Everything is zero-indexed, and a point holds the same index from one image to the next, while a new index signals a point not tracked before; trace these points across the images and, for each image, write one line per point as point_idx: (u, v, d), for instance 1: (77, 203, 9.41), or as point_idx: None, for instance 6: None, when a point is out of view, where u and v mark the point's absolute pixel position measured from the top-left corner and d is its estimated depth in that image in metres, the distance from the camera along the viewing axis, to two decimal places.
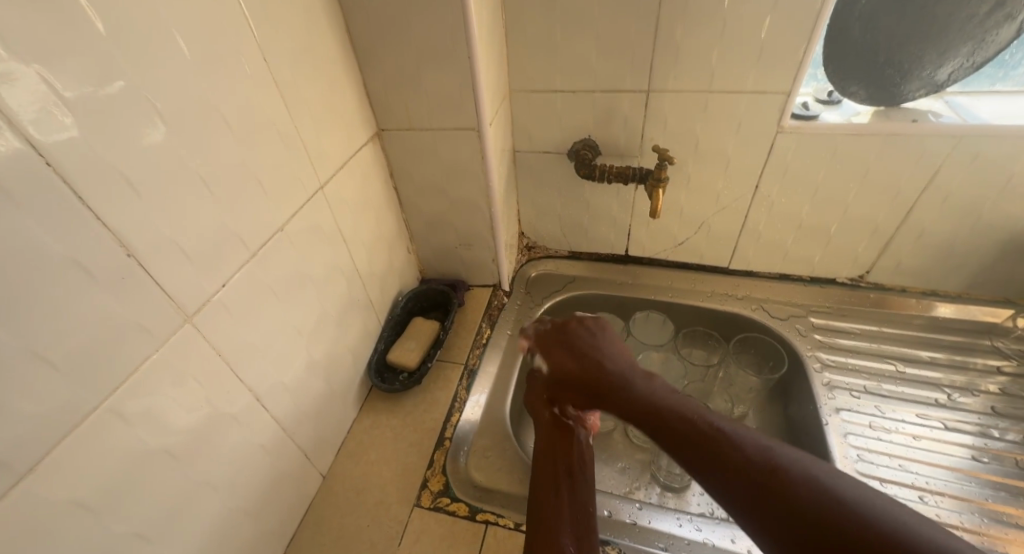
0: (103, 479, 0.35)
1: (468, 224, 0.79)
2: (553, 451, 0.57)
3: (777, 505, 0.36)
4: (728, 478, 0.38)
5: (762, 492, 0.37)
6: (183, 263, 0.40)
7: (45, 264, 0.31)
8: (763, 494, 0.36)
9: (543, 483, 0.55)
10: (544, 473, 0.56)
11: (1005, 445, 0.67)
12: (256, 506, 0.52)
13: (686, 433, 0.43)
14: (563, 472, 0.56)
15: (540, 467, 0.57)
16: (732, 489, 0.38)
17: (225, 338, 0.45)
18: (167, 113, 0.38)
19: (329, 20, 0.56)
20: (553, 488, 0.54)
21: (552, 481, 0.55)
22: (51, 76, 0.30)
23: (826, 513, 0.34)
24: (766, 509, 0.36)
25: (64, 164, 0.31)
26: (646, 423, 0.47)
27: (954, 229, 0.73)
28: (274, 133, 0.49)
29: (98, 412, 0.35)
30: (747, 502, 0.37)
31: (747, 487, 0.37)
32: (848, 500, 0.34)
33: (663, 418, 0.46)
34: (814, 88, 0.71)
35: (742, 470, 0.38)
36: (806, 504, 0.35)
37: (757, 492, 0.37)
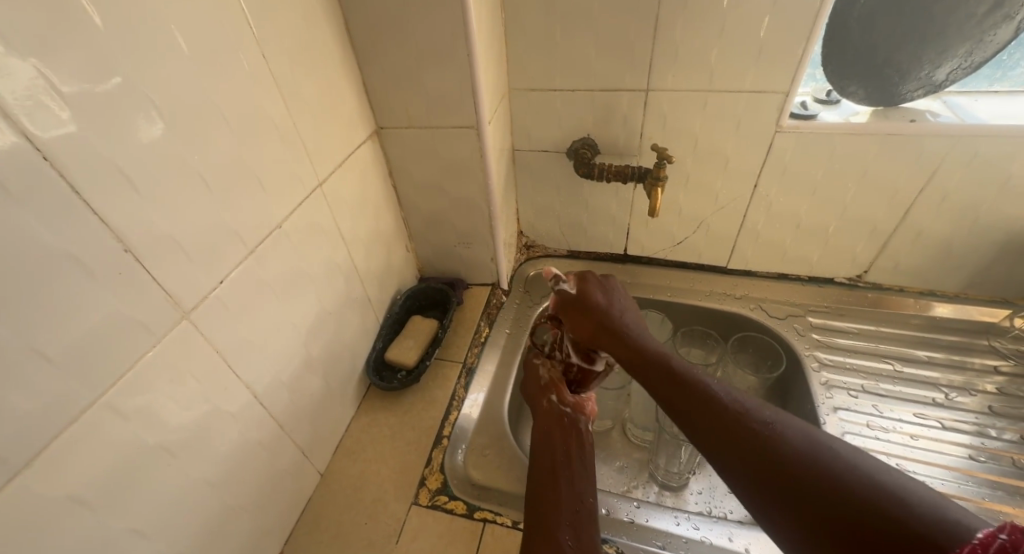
0: (99, 475, 0.35)
1: (467, 223, 0.79)
2: (550, 436, 0.60)
3: (773, 465, 0.40)
4: (725, 428, 0.43)
5: (756, 442, 0.41)
6: (181, 258, 0.40)
7: (40, 259, 0.31)
8: (756, 442, 0.41)
9: (540, 470, 0.56)
10: (541, 461, 0.57)
11: (1002, 444, 0.67)
12: (254, 503, 0.52)
13: (689, 388, 0.48)
14: (559, 460, 0.57)
15: (538, 455, 0.58)
16: (725, 439, 0.43)
17: (224, 335, 0.45)
18: (165, 108, 0.38)
19: (329, 18, 0.56)
20: (550, 474, 0.56)
21: (549, 471, 0.56)
22: (48, 70, 0.30)
23: (814, 461, 0.39)
24: (758, 456, 0.41)
25: (62, 160, 0.31)
26: (647, 374, 0.52)
27: (952, 229, 0.73)
28: (273, 130, 0.49)
29: (95, 408, 0.35)
30: (739, 452, 0.42)
31: (741, 436, 0.42)
32: (840, 461, 0.38)
33: (666, 372, 0.51)
34: (812, 88, 0.72)
35: (740, 423, 0.43)
36: (796, 454, 0.39)
37: (751, 441, 0.42)
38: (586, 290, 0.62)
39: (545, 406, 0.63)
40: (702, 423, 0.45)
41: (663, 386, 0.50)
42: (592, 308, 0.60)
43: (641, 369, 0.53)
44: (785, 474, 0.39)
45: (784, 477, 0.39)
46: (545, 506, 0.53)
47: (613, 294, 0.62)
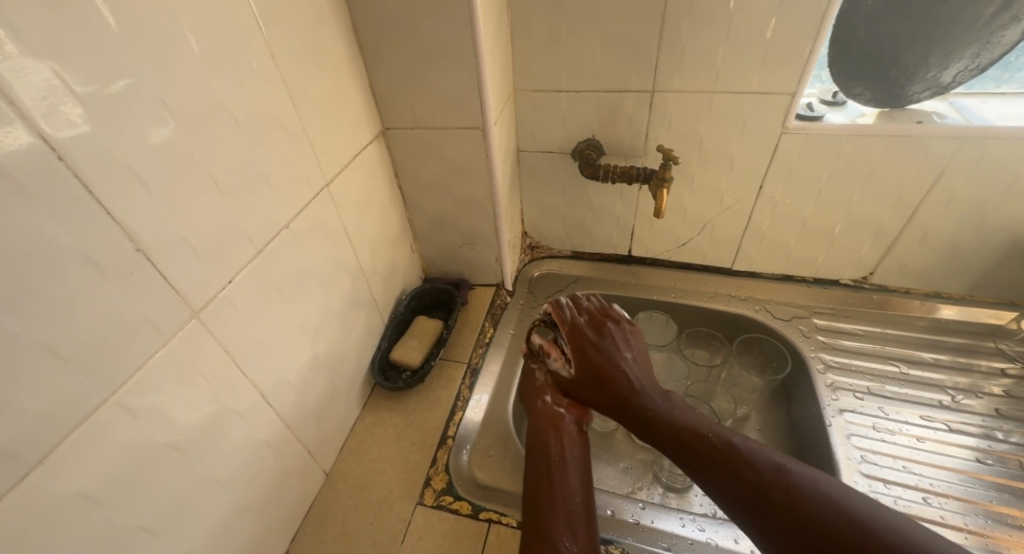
0: (109, 473, 0.36)
1: (472, 224, 0.79)
2: (542, 436, 0.60)
3: (790, 514, 0.43)
4: (746, 495, 0.45)
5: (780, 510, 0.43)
6: (192, 258, 0.40)
7: (54, 257, 0.31)
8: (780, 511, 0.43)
9: (536, 470, 0.56)
10: (536, 461, 0.57)
11: (1009, 447, 0.67)
12: (261, 502, 0.52)
13: (705, 455, 0.49)
14: (551, 461, 0.57)
15: (532, 455, 0.58)
16: (752, 508, 0.45)
17: (232, 334, 0.45)
18: (176, 108, 0.38)
19: (336, 19, 0.57)
20: (545, 474, 0.56)
21: (544, 471, 0.56)
22: (63, 71, 0.31)
23: (836, 525, 0.41)
24: (782, 524, 0.43)
25: (76, 159, 0.32)
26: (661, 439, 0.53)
27: (958, 230, 0.73)
28: (281, 131, 0.49)
29: (106, 406, 0.35)
30: (765, 518, 0.44)
31: (763, 503, 0.44)
32: (852, 510, 0.42)
33: (679, 436, 0.52)
34: (818, 89, 0.72)
35: (760, 488, 0.45)
36: (818, 518, 0.42)
37: (775, 510, 0.43)
38: (584, 355, 0.61)
39: (538, 408, 0.63)
40: (727, 491, 0.47)
41: (680, 452, 0.51)
42: (596, 374, 0.60)
43: (654, 435, 0.54)
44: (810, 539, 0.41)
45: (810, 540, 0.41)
46: (541, 505, 0.53)
47: (611, 349, 0.61)
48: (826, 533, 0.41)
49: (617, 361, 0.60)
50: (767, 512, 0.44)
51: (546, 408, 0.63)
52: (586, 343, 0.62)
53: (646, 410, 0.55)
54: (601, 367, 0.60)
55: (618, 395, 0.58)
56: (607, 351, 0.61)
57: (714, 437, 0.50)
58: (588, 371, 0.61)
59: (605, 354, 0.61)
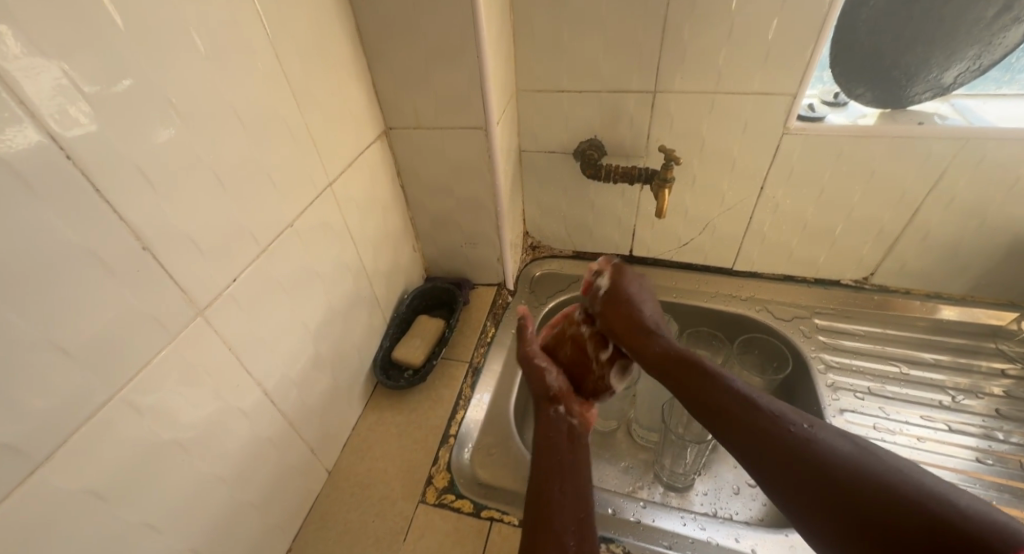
0: (114, 470, 0.36)
1: (474, 223, 0.79)
2: (557, 443, 0.56)
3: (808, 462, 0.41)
4: (755, 438, 0.44)
5: (794, 454, 0.42)
6: (196, 256, 0.40)
7: (64, 258, 0.32)
8: (794, 458, 0.41)
9: (547, 469, 0.52)
10: (547, 463, 0.53)
11: (1010, 447, 0.67)
12: (264, 499, 0.52)
13: (719, 401, 0.48)
14: (565, 464, 0.53)
15: (543, 453, 0.55)
16: (765, 458, 0.43)
17: (237, 332, 0.45)
18: (181, 108, 0.38)
19: (340, 19, 0.57)
20: (557, 472, 0.52)
21: (554, 471, 0.52)
22: (72, 71, 0.31)
23: (853, 470, 0.39)
24: (794, 467, 0.41)
25: (84, 158, 0.32)
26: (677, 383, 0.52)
27: (958, 231, 0.73)
28: (286, 130, 0.49)
29: (112, 403, 0.35)
30: (776, 464, 0.42)
31: (777, 450, 0.42)
32: (875, 459, 0.39)
33: (698, 382, 0.50)
34: (819, 90, 0.71)
35: (774, 435, 0.43)
36: (834, 464, 0.40)
37: (785, 454, 0.42)
38: (618, 294, 0.64)
39: (548, 414, 0.60)
40: (735, 437, 0.45)
41: (695, 397, 0.50)
42: (627, 316, 0.61)
43: (670, 381, 0.53)
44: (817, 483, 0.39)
45: (818, 483, 0.39)
46: (547, 504, 0.49)
47: (642, 304, 0.63)
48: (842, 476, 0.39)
49: (646, 316, 0.62)
50: (775, 457, 0.42)
51: (559, 419, 0.59)
52: (622, 293, 0.64)
53: (664, 354, 0.56)
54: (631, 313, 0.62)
55: (643, 337, 0.58)
56: (639, 303, 0.63)
57: (732, 386, 0.49)
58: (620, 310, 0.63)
59: (636, 304, 0.63)
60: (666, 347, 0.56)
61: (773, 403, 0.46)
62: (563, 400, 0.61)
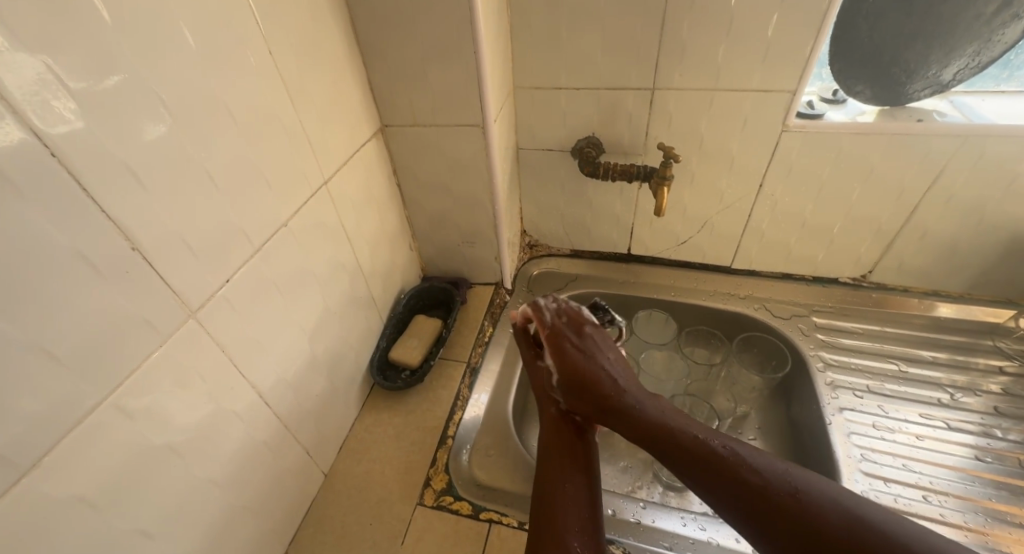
0: (105, 476, 0.35)
1: (472, 222, 0.78)
2: (565, 445, 0.56)
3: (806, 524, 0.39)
4: (754, 503, 0.41)
5: (790, 518, 0.39)
6: (188, 257, 0.39)
7: (53, 258, 0.31)
8: (789, 520, 0.39)
9: (548, 475, 0.54)
10: (547, 460, 0.55)
11: (1008, 445, 0.67)
12: (259, 503, 0.51)
13: (698, 464, 0.45)
14: (567, 457, 0.55)
15: (548, 453, 0.56)
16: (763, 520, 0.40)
17: (230, 335, 0.44)
18: (172, 105, 0.37)
19: (334, 15, 0.56)
20: (558, 474, 0.54)
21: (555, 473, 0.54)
22: (58, 66, 0.30)
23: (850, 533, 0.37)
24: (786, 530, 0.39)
25: (70, 156, 0.31)
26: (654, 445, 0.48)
27: (957, 228, 0.73)
28: (280, 128, 0.49)
29: (102, 407, 0.34)
30: (775, 525, 0.40)
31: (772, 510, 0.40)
32: (865, 515, 0.38)
33: (674, 444, 0.47)
34: (818, 87, 0.71)
35: (766, 498, 0.41)
36: (827, 524, 0.38)
37: (781, 518, 0.40)
38: (563, 360, 0.58)
39: (550, 414, 0.59)
40: (723, 501, 0.43)
41: (676, 463, 0.46)
42: (579, 383, 0.55)
43: (648, 443, 0.49)
44: (813, 548, 0.38)
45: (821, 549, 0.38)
46: (551, 511, 0.50)
47: (591, 354, 0.57)
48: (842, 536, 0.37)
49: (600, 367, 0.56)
50: (769, 521, 0.40)
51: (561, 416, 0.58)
52: (567, 350, 0.58)
53: (631, 411, 0.51)
54: (585, 374, 0.55)
55: (604, 400, 0.53)
56: (587, 356, 0.57)
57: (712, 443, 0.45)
58: (569, 377, 0.56)
59: (587, 358, 0.57)
60: (629, 402, 0.51)
61: (759, 457, 0.44)
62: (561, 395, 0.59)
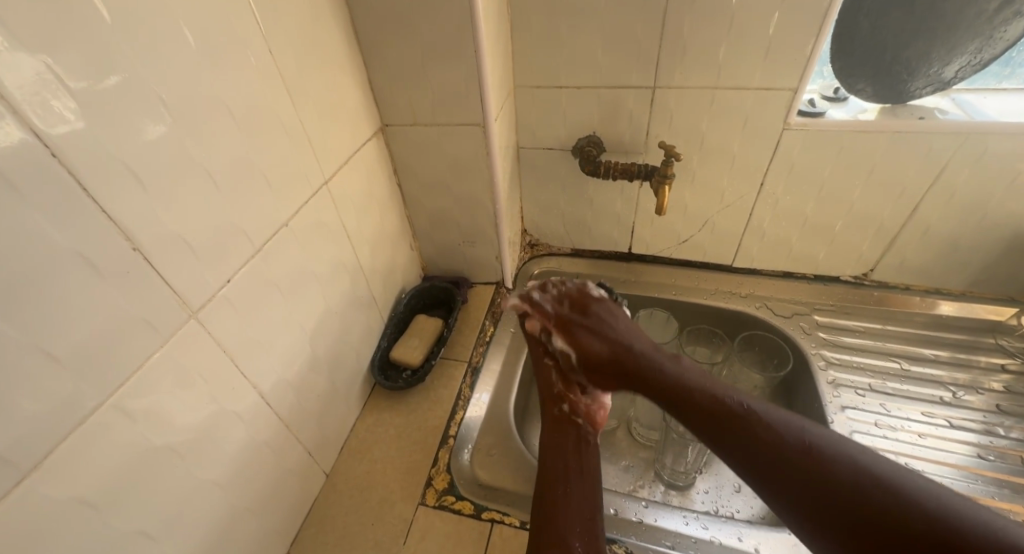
0: (106, 477, 0.35)
1: (472, 221, 0.78)
2: (561, 444, 0.57)
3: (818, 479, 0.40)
4: (769, 458, 0.42)
5: (806, 470, 0.41)
6: (189, 257, 0.39)
7: (53, 260, 0.31)
8: (805, 473, 0.41)
9: (549, 475, 0.54)
10: (550, 459, 0.55)
11: (1010, 443, 0.67)
12: (261, 503, 0.51)
13: (718, 421, 0.46)
14: (569, 457, 0.55)
15: (549, 454, 0.56)
16: (775, 475, 0.42)
17: (231, 335, 0.44)
18: (172, 104, 0.37)
19: (334, 14, 0.56)
20: (560, 475, 0.54)
21: (557, 473, 0.54)
22: (57, 66, 0.30)
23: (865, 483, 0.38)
24: (802, 481, 0.41)
25: (70, 157, 0.31)
26: (674, 407, 0.50)
27: (959, 226, 0.73)
28: (280, 128, 0.48)
29: (103, 408, 0.34)
30: (786, 480, 0.41)
31: (785, 466, 0.42)
32: (879, 472, 0.39)
33: (694, 401, 0.48)
34: (820, 85, 0.71)
35: (779, 450, 0.42)
36: (842, 474, 0.40)
37: (796, 472, 0.41)
38: (578, 342, 0.58)
39: (554, 416, 0.60)
40: (740, 458, 0.44)
41: (697, 420, 0.48)
42: (599, 361, 0.56)
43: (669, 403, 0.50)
44: (823, 495, 0.39)
45: (832, 501, 0.39)
46: (553, 513, 0.50)
47: (601, 328, 0.58)
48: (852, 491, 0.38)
49: (617, 337, 0.56)
50: (779, 470, 0.42)
51: (563, 416, 0.59)
52: (579, 331, 0.58)
53: (652, 374, 0.52)
54: (603, 352, 0.56)
55: (627, 370, 0.54)
56: (598, 332, 0.57)
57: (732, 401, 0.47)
58: (587, 357, 0.57)
59: (598, 334, 0.57)
60: (648, 368, 0.53)
61: (777, 416, 0.45)
62: (567, 397, 0.60)
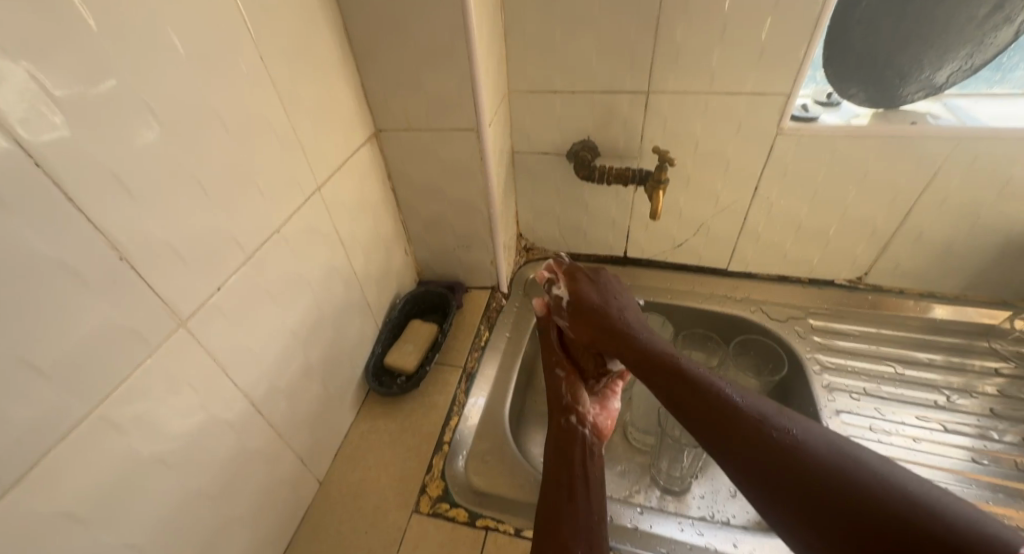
0: (93, 489, 0.34)
1: (467, 226, 0.78)
2: (569, 456, 0.57)
3: (789, 459, 0.39)
4: (741, 434, 0.42)
5: (772, 444, 0.40)
6: (178, 265, 0.39)
7: (38, 270, 0.30)
8: (770, 447, 0.40)
9: (554, 490, 0.54)
10: (558, 473, 0.55)
11: (1004, 447, 0.67)
12: (252, 512, 0.50)
13: (695, 396, 0.47)
14: (576, 470, 0.55)
15: (555, 469, 0.56)
16: (744, 449, 0.41)
17: (222, 343, 0.44)
18: (161, 112, 0.37)
19: (327, 19, 0.56)
20: (566, 491, 0.53)
21: (564, 483, 0.54)
22: (40, 74, 0.29)
23: (833, 465, 0.37)
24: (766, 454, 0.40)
25: (55, 166, 0.30)
26: (648, 373, 0.51)
27: (952, 230, 0.73)
28: (272, 133, 0.48)
29: (89, 420, 0.34)
30: (755, 456, 0.40)
31: (757, 441, 0.41)
32: (858, 458, 0.37)
33: (672, 368, 0.50)
34: (812, 90, 0.71)
35: (754, 429, 0.42)
36: (813, 458, 0.38)
37: (767, 448, 0.40)
38: (579, 294, 0.63)
39: (561, 427, 0.60)
40: (711, 434, 0.44)
41: (671, 387, 0.49)
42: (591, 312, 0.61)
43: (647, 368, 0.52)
44: (792, 472, 0.38)
45: (800, 480, 0.38)
46: (556, 523, 0.50)
47: (607, 294, 0.63)
48: (825, 472, 0.37)
49: (616, 305, 0.61)
50: (751, 447, 0.41)
51: (570, 427, 0.59)
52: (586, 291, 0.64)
53: (636, 341, 0.55)
54: (598, 311, 0.61)
55: (614, 330, 0.58)
56: (602, 295, 0.63)
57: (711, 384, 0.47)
58: (582, 308, 0.62)
59: (604, 296, 0.63)
60: (635, 336, 0.56)
61: (759, 404, 0.44)
62: (574, 409, 0.61)
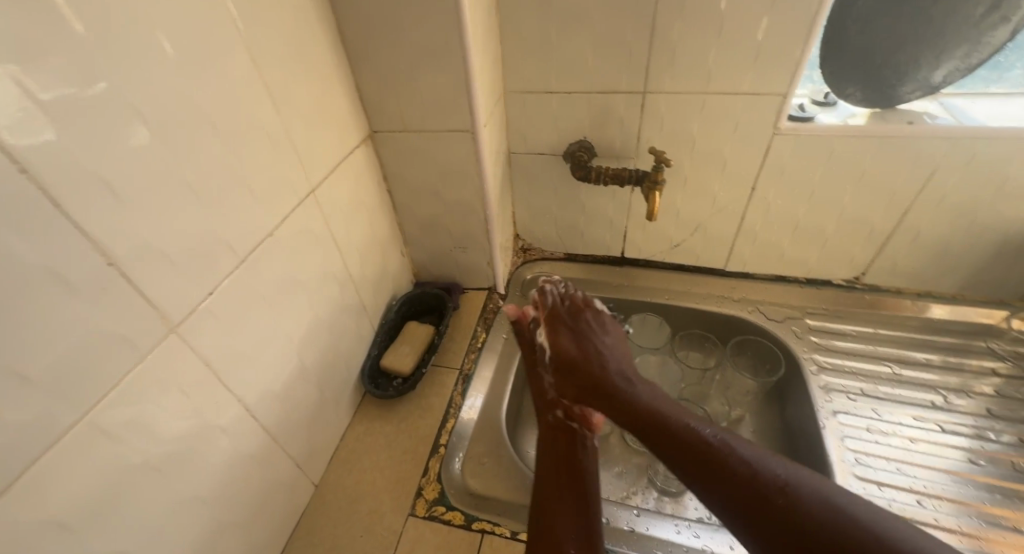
0: (83, 496, 0.34)
1: (464, 227, 0.77)
2: (558, 455, 0.57)
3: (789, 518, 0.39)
4: (739, 495, 0.42)
5: (774, 508, 0.40)
6: (168, 270, 0.39)
7: (25, 276, 0.30)
8: (773, 510, 0.40)
9: (544, 489, 0.54)
10: (547, 470, 0.56)
11: (1000, 447, 0.67)
12: (246, 517, 0.50)
13: (687, 454, 0.47)
14: (566, 468, 0.55)
15: (545, 467, 0.56)
16: (744, 508, 0.42)
17: (214, 348, 0.44)
18: (149, 115, 0.36)
19: (320, 20, 0.55)
20: (556, 490, 0.54)
21: (554, 482, 0.54)
22: (26, 77, 0.29)
23: (835, 528, 0.38)
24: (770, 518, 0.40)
25: (41, 170, 0.30)
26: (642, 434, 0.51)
27: (949, 230, 0.73)
28: (264, 136, 0.48)
29: (79, 427, 0.33)
30: (756, 516, 0.41)
31: (755, 500, 0.41)
32: (855, 514, 0.38)
33: (662, 426, 0.49)
34: (809, 90, 0.70)
35: (751, 485, 0.42)
36: (814, 518, 0.39)
37: (767, 507, 0.41)
38: (557, 344, 0.61)
39: (549, 423, 0.60)
40: (711, 494, 0.44)
41: (664, 446, 0.48)
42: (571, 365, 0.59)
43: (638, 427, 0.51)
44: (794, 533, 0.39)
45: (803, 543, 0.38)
46: (546, 524, 0.51)
47: (586, 338, 0.61)
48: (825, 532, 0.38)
49: (598, 348, 0.60)
50: (750, 507, 0.41)
51: (556, 421, 0.59)
52: (563, 338, 0.62)
53: (623, 395, 0.54)
54: (580, 359, 0.59)
55: (600, 384, 0.56)
56: (580, 341, 0.61)
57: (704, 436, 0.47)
58: (562, 359, 0.60)
59: (581, 342, 0.61)
60: (621, 389, 0.55)
61: (751, 452, 0.44)
62: (559, 404, 0.60)
